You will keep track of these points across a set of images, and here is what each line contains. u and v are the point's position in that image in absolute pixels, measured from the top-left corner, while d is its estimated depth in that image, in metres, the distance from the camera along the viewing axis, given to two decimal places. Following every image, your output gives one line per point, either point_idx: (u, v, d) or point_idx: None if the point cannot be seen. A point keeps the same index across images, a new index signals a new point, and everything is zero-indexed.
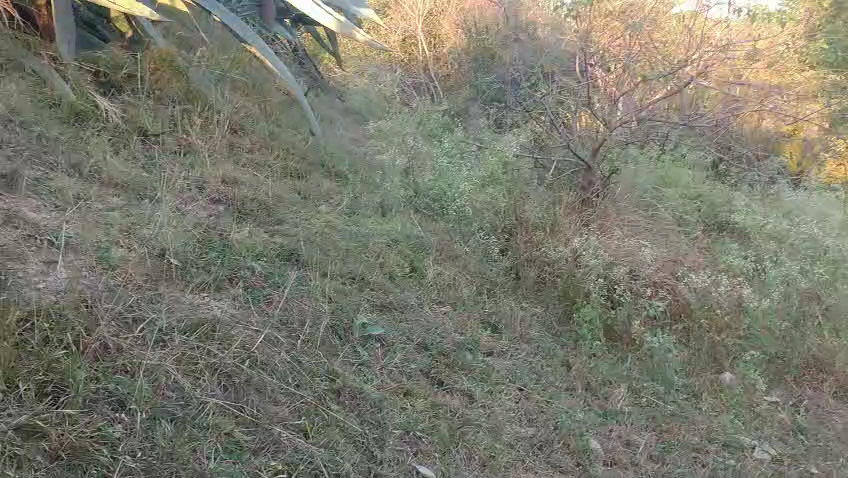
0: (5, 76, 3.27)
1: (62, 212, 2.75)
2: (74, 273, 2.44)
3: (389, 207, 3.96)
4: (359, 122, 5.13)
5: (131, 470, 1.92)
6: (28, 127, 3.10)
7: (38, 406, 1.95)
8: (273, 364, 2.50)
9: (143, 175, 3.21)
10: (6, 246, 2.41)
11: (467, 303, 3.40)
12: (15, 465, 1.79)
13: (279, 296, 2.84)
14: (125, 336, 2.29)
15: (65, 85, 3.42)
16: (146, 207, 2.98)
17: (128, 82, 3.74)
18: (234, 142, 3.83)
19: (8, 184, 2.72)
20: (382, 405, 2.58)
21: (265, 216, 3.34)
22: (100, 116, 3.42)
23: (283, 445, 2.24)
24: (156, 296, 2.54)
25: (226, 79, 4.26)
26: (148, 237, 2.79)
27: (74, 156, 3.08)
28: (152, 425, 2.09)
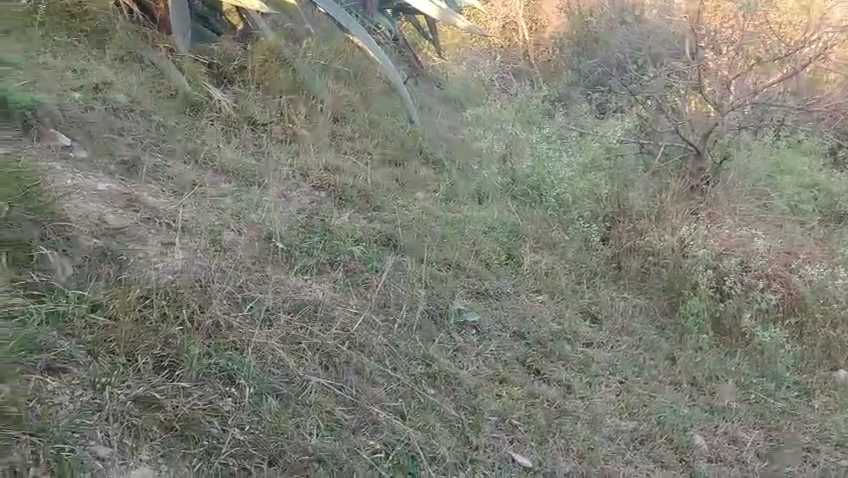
0: (126, 70, 3.48)
1: (178, 197, 2.91)
2: (188, 254, 2.59)
3: (486, 195, 3.94)
4: (457, 110, 5.11)
5: (239, 442, 2.02)
6: (148, 116, 3.29)
7: (155, 379, 2.08)
8: (372, 347, 2.55)
9: (250, 162, 3.34)
10: (128, 227, 2.58)
11: (565, 293, 3.34)
12: (132, 434, 1.93)
13: (377, 281, 2.89)
14: (235, 314, 2.41)
15: (181, 77, 3.60)
16: (254, 192, 3.11)
17: (238, 73, 3.90)
18: (336, 131, 3.91)
19: (129, 171, 2.92)
20: (478, 391, 2.59)
21: (364, 203, 3.41)
22: (212, 105, 3.57)
23: (380, 426, 2.29)
24: (262, 278, 2.65)
25: (328, 70, 4.34)
26: (255, 222, 2.91)
27: (189, 145, 3.25)
28: (259, 400, 2.18)
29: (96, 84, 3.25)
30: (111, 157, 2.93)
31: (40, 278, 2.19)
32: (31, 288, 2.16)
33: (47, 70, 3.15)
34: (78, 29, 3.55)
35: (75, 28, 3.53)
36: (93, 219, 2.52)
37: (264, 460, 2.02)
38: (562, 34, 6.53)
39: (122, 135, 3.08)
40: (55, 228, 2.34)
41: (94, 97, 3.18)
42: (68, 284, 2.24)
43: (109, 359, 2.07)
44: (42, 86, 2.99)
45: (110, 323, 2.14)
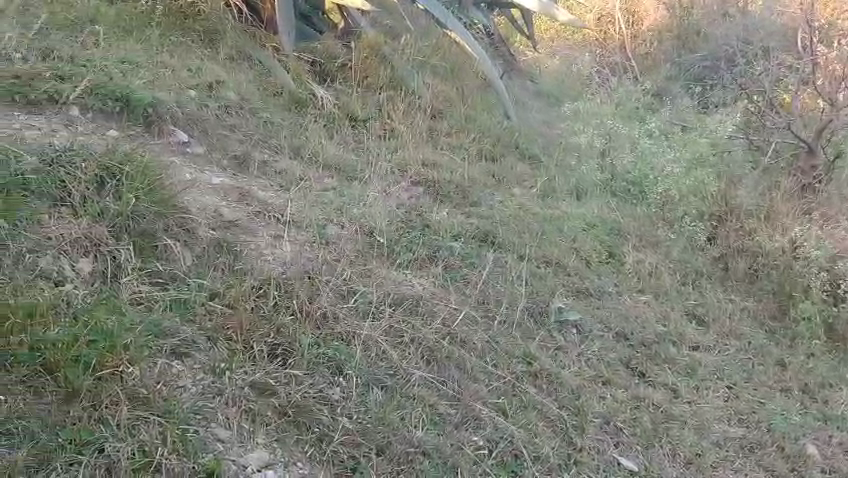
0: (235, 68, 3.62)
1: (286, 191, 3.02)
2: (295, 247, 2.69)
3: (585, 191, 3.88)
4: (554, 107, 4.99)
5: (349, 431, 2.08)
6: (257, 113, 3.41)
7: (269, 366, 2.17)
8: (474, 342, 2.56)
9: (352, 157, 3.41)
10: (241, 221, 2.71)
11: (670, 294, 3.23)
12: (249, 418, 2.02)
13: (476, 277, 2.88)
14: (341, 306, 2.47)
15: (287, 75, 3.71)
16: (355, 188, 3.18)
17: (341, 70, 3.99)
18: (433, 126, 3.93)
19: (241, 166, 3.06)
20: (580, 392, 2.55)
21: (461, 198, 3.40)
22: (315, 102, 3.67)
23: (483, 422, 2.29)
24: (366, 272, 2.70)
25: (425, 65, 4.36)
26: (357, 216, 2.97)
27: (295, 140, 3.34)
28: (365, 390, 2.24)
29: (209, 82, 3.38)
30: (224, 152, 3.08)
31: (164, 266, 2.32)
32: (155, 276, 2.30)
33: (165, 68, 3.31)
34: (191, 28, 3.68)
35: (189, 28, 3.67)
36: (209, 212, 2.66)
37: (372, 449, 2.07)
38: (661, 26, 6.14)
39: (233, 131, 3.21)
40: (177, 220, 2.46)
41: (207, 94, 3.31)
42: (188, 273, 2.36)
43: (226, 344, 2.18)
44: (161, 85, 3.14)
45: (227, 311, 2.26)
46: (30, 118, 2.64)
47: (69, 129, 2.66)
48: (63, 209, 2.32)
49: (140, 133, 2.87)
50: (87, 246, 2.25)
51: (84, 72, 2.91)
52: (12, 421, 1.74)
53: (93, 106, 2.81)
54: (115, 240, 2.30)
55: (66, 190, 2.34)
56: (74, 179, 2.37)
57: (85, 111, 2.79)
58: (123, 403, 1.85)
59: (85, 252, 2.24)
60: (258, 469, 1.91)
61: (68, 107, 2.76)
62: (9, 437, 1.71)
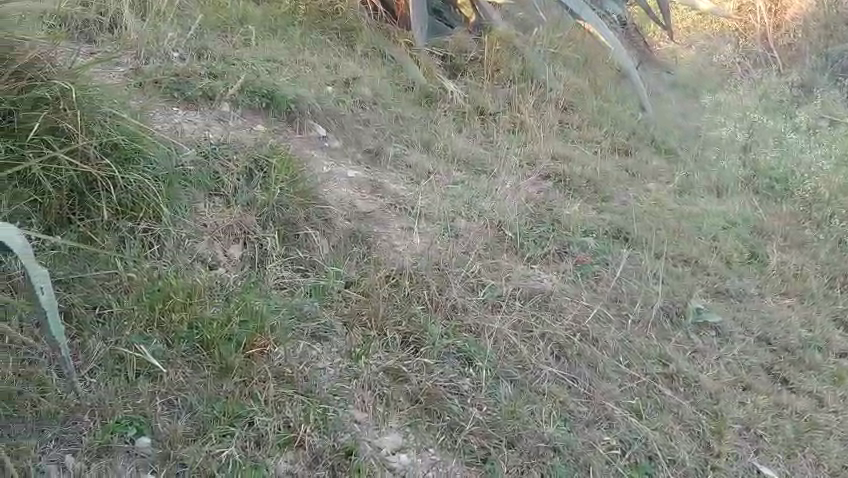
0: (369, 64, 3.74)
1: (416, 185, 3.09)
2: (426, 240, 2.74)
3: (725, 187, 3.67)
4: (698, 99, 4.69)
5: (479, 421, 2.10)
6: (389, 107, 3.48)
7: (401, 353, 2.23)
8: (605, 340, 2.51)
9: (481, 151, 3.43)
10: (374, 212, 2.81)
11: (816, 297, 3.01)
12: (384, 402, 2.09)
13: (608, 274, 2.82)
14: (470, 299, 2.50)
15: (418, 71, 3.77)
16: (483, 182, 3.18)
17: (470, 64, 4.01)
18: (564, 119, 3.86)
19: (373, 159, 3.16)
20: (718, 396, 2.45)
21: (592, 193, 3.34)
22: (446, 97, 3.70)
23: (616, 422, 2.25)
24: (495, 265, 2.70)
25: (556, 57, 4.28)
26: (486, 210, 2.98)
27: (425, 134, 3.39)
28: (495, 383, 2.25)
29: (346, 79, 3.51)
30: (358, 146, 3.19)
31: (304, 254, 2.44)
32: (296, 263, 2.42)
33: (306, 66, 3.47)
34: (330, 27, 3.85)
35: (328, 27, 3.84)
36: (344, 204, 2.76)
37: (503, 442, 2.08)
38: (807, 13, 5.68)
39: (367, 126, 3.31)
40: (316, 211, 2.58)
41: (344, 90, 3.44)
42: (326, 260, 2.47)
43: (360, 330, 2.26)
44: (303, 82, 3.30)
45: (361, 298, 2.34)
46: (186, 115, 2.85)
47: (222, 124, 2.88)
48: (218, 199, 2.50)
49: (283, 128, 3.05)
50: (236, 234, 2.41)
51: (236, 71, 3.09)
52: (174, 393, 1.89)
53: (242, 101, 3.00)
54: (261, 228, 2.45)
55: (221, 180, 2.54)
56: (227, 170, 2.57)
57: (235, 106, 2.98)
58: (270, 381, 1.98)
59: (235, 239, 2.40)
60: (391, 452, 1.98)
61: (220, 103, 2.96)
62: (171, 407, 1.87)
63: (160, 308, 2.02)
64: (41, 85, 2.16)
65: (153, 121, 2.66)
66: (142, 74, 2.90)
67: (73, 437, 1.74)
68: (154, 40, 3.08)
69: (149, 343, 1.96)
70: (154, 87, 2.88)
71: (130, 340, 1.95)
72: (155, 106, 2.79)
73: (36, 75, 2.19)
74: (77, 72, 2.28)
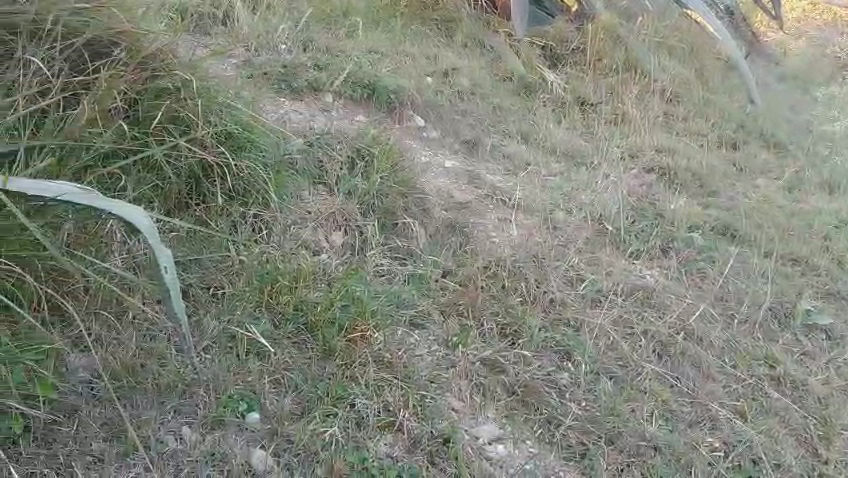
0: (469, 55, 3.75)
1: (513, 176, 3.07)
2: (523, 232, 2.73)
3: (839, 183, 3.45)
4: (811, 93, 4.39)
5: (578, 417, 2.09)
6: (488, 98, 3.47)
7: (500, 344, 2.24)
8: (710, 340, 2.43)
9: (581, 142, 3.37)
10: (471, 203, 2.81)
11: None
12: (481, 392, 2.10)
13: (714, 272, 2.73)
14: (570, 293, 2.48)
15: (517, 61, 3.74)
16: (582, 173, 3.12)
17: (570, 55, 3.95)
18: (669, 111, 3.74)
19: (471, 149, 3.16)
20: (829, 402, 2.33)
21: (696, 187, 3.23)
22: (546, 87, 3.66)
23: (719, 425, 2.18)
24: (595, 259, 2.66)
25: (662, 46, 4.17)
26: (587, 203, 2.93)
27: (524, 126, 3.36)
28: (594, 379, 2.22)
29: (445, 70, 3.53)
30: (456, 136, 3.19)
31: (403, 243, 2.49)
32: (395, 251, 2.47)
33: (407, 57, 3.50)
34: (431, 18, 3.90)
35: (429, 19, 3.88)
36: (443, 195, 2.78)
37: (602, 438, 2.05)
38: None
39: (465, 116, 3.31)
40: (414, 201, 2.62)
41: (444, 81, 3.47)
42: (424, 250, 2.50)
43: (457, 320, 2.28)
44: (404, 73, 3.34)
45: (459, 288, 2.37)
46: (293, 106, 2.94)
47: (325, 115, 2.96)
48: (321, 187, 2.58)
49: (383, 119, 3.10)
50: (338, 221, 2.47)
51: (340, 63, 3.16)
52: (281, 372, 1.97)
53: (345, 94, 3.07)
54: (362, 217, 2.51)
55: (324, 170, 2.62)
56: (331, 160, 2.65)
57: (338, 98, 3.06)
58: (370, 365, 2.03)
59: (337, 226, 2.47)
60: (488, 442, 2.00)
61: (324, 94, 3.04)
62: (278, 386, 1.95)
63: (269, 292, 2.12)
64: (164, 76, 2.26)
65: (263, 112, 2.76)
66: (252, 67, 3.01)
67: (190, 410, 1.83)
68: (263, 33, 3.18)
69: (259, 323, 2.06)
70: (263, 79, 2.99)
71: (241, 320, 2.05)
72: (264, 97, 2.89)
73: (158, 66, 2.27)
74: (197, 64, 2.36)
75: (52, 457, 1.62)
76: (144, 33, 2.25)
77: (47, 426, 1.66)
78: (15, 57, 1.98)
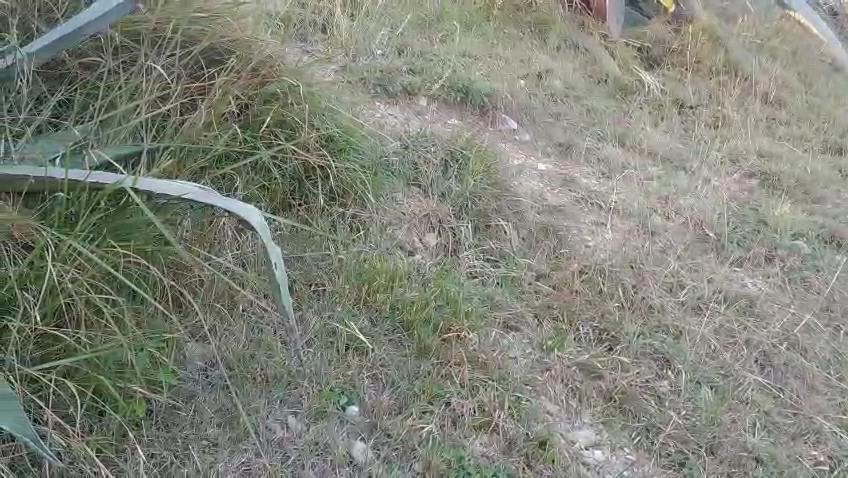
0: (563, 57, 3.73)
1: (608, 179, 3.02)
2: (618, 236, 2.70)
3: None
4: None
5: (678, 425, 2.05)
6: (581, 100, 3.44)
7: (596, 349, 2.22)
8: (816, 351, 2.35)
9: (679, 145, 3.29)
10: (565, 206, 2.80)
11: None
12: (577, 397, 2.10)
13: (820, 282, 2.62)
14: (669, 299, 2.43)
15: (612, 64, 3.69)
16: (681, 178, 3.05)
17: (666, 56, 3.86)
18: (772, 114, 3.60)
19: (564, 152, 3.13)
20: None
21: (801, 193, 3.09)
22: (641, 89, 3.59)
23: (826, 438, 2.10)
24: (695, 266, 2.59)
25: (764, 47, 4.01)
26: (685, 208, 2.86)
27: (619, 128, 3.31)
28: (694, 388, 2.17)
29: (539, 72, 3.53)
30: (549, 139, 3.17)
31: (496, 245, 2.50)
32: (488, 253, 2.48)
33: (501, 60, 3.52)
34: (524, 21, 3.90)
35: (522, 22, 3.89)
36: (536, 197, 2.77)
37: (702, 447, 2.01)
38: None
39: (558, 119, 3.29)
40: (508, 204, 2.64)
41: (537, 84, 3.46)
42: (517, 252, 2.51)
43: (551, 323, 2.28)
44: (497, 76, 3.36)
45: (554, 291, 2.37)
46: (389, 109, 3.00)
47: (420, 118, 3.00)
48: (416, 188, 2.62)
49: (477, 121, 3.12)
50: (432, 223, 2.51)
51: (435, 68, 3.21)
52: (378, 368, 2.03)
53: (439, 97, 3.11)
54: (455, 218, 2.55)
55: (420, 172, 2.66)
56: (426, 163, 2.69)
57: (432, 101, 3.10)
58: (466, 365, 2.06)
59: (431, 228, 2.51)
60: (585, 447, 1.99)
61: (418, 97, 3.09)
62: (376, 382, 2.01)
63: (367, 289, 2.18)
64: (273, 81, 2.35)
65: (362, 114, 2.83)
66: (350, 71, 3.10)
67: (295, 400, 1.90)
68: (362, 38, 3.26)
69: (357, 320, 2.13)
70: (362, 83, 3.07)
71: (341, 316, 2.12)
72: (362, 100, 2.96)
73: (270, 70, 2.36)
74: (302, 69, 2.46)
75: (171, 440, 1.71)
76: (254, 39, 2.37)
77: (167, 410, 1.75)
78: (140, 62, 2.11)
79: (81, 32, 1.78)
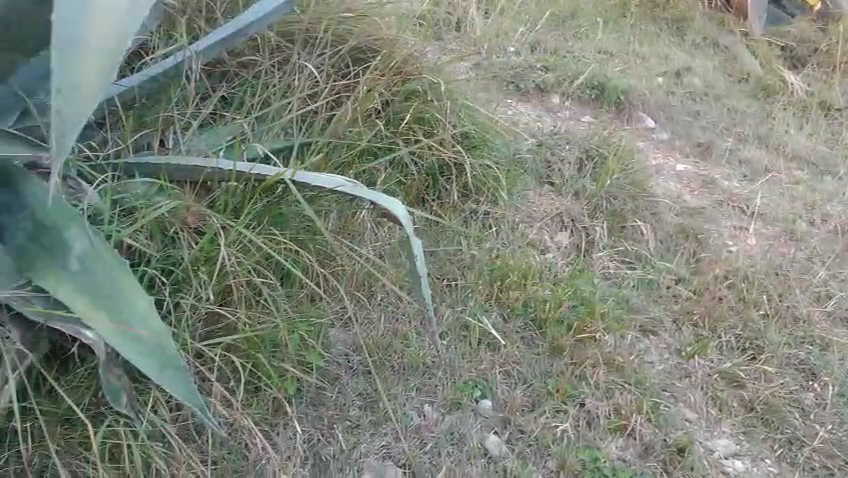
0: (701, 55, 3.58)
1: (750, 183, 2.87)
2: (762, 242, 2.58)
3: None
4: None
5: (824, 440, 2.00)
6: (721, 99, 3.29)
7: (737, 358, 2.14)
8: None
9: (823, 148, 3.12)
10: (705, 208, 2.68)
11: None
12: (716, 406, 2.03)
13: None
14: (817, 308, 2.35)
15: (755, 64, 3.54)
16: (827, 183, 2.92)
17: (812, 56, 3.71)
18: None
19: (703, 152, 2.99)
20: None
21: None
22: (785, 90, 3.39)
23: None
24: (842, 275, 2.49)
25: None
26: (833, 213, 2.74)
27: (761, 129, 3.14)
28: (842, 400, 2.11)
29: (677, 69, 3.40)
30: (688, 139, 3.04)
31: (631, 247, 2.43)
32: (623, 255, 2.41)
33: (637, 57, 3.41)
34: (661, 17, 3.77)
35: (658, 18, 3.76)
36: (674, 198, 2.67)
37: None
38: None
39: (697, 118, 3.16)
40: (644, 204, 2.56)
41: (674, 82, 3.33)
42: (653, 254, 2.43)
43: (690, 329, 2.21)
44: (633, 74, 3.27)
45: (692, 297, 2.28)
46: (521, 106, 2.94)
47: (552, 115, 2.94)
48: (548, 187, 2.57)
49: (613, 119, 3.03)
50: (564, 222, 2.45)
51: (569, 65, 3.15)
52: (510, 365, 2.02)
53: (573, 95, 3.03)
54: (590, 218, 2.48)
55: (553, 170, 2.61)
56: (560, 162, 2.63)
57: (565, 98, 3.03)
58: (601, 366, 2.03)
59: (563, 227, 2.45)
60: (725, 456, 1.92)
61: (551, 95, 3.02)
62: (509, 377, 2.00)
63: (500, 285, 2.17)
64: (414, 78, 2.40)
65: (496, 110, 2.82)
66: (483, 69, 3.04)
67: (431, 390, 1.94)
68: (496, 35, 3.22)
69: (490, 315, 2.12)
70: (493, 79, 3.02)
71: (474, 311, 2.12)
72: (496, 98, 2.91)
73: (412, 69, 2.42)
74: (441, 67, 2.51)
75: (318, 419, 1.80)
76: (395, 37, 2.45)
77: (316, 391, 1.83)
78: (293, 61, 2.23)
79: (243, 32, 1.91)
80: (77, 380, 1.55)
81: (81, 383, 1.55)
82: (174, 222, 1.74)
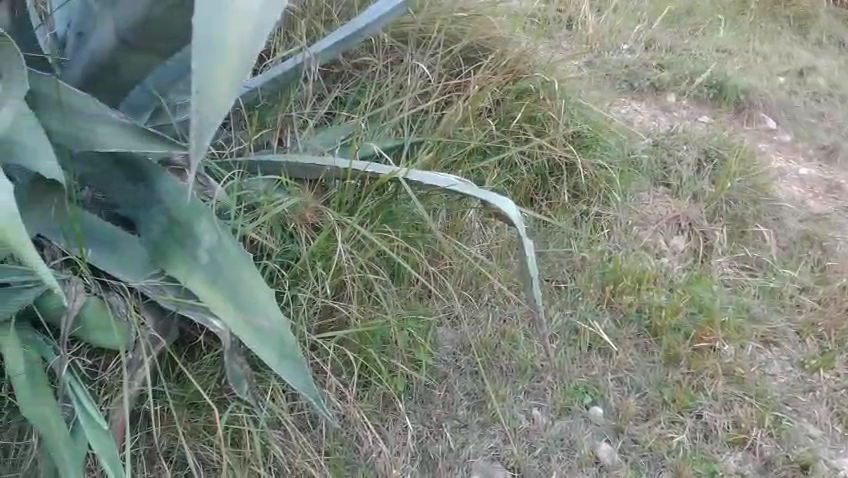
0: (825, 55, 3.40)
1: None
2: None
3: None
4: None
5: None
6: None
7: None
8: None
9: None
10: (831, 214, 2.53)
11: None
12: (843, 423, 1.95)
13: None
14: None
15: None
16: None
17: None
18: None
19: (828, 155, 2.83)
20: None
21: None
22: None
23: None
24: None
25: None
26: None
27: None
28: None
29: (800, 68, 3.22)
30: (812, 141, 2.88)
31: (753, 253, 2.31)
32: (743, 261, 2.29)
33: (757, 55, 3.25)
34: (782, 14, 3.59)
35: (779, 14, 3.58)
36: (798, 202, 2.53)
37: None
38: None
39: (821, 120, 2.99)
40: (767, 208, 2.44)
41: (797, 81, 3.15)
42: (776, 261, 2.31)
43: (815, 342, 2.11)
44: (753, 72, 3.11)
45: (818, 307, 2.18)
46: (636, 105, 2.83)
47: (667, 115, 2.82)
48: (664, 188, 2.47)
49: (732, 119, 2.89)
50: (681, 225, 2.35)
51: (685, 63, 3.02)
52: (623, 371, 1.96)
53: (690, 94, 2.91)
54: (708, 221, 2.37)
55: (670, 171, 2.50)
56: (677, 162, 2.52)
57: (681, 97, 2.91)
58: (720, 378, 1.95)
59: (679, 230, 2.35)
60: None
61: (666, 94, 2.90)
62: (621, 384, 1.95)
63: (613, 289, 2.10)
64: (526, 77, 2.37)
65: (611, 110, 2.73)
66: (595, 68, 2.95)
67: (540, 393, 1.90)
68: (610, 32, 3.12)
69: (601, 320, 2.06)
70: (606, 78, 2.93)
71: (584, 315, 2.06)
72: (610, 97, 2.82)
73: (525, 67, 2.39)
74: (553, 67, 2.47)
75: (426, 416, 1.80)
76: (508, 37, 2.44)
77: (424, 388, 1.83)
78: (406, 62, 2.25)
79: (359, 34, 1.95)
80: (204, 367, 1.62)
81: (206, 370, 1.62)
82: (293, 218, 1.79)
